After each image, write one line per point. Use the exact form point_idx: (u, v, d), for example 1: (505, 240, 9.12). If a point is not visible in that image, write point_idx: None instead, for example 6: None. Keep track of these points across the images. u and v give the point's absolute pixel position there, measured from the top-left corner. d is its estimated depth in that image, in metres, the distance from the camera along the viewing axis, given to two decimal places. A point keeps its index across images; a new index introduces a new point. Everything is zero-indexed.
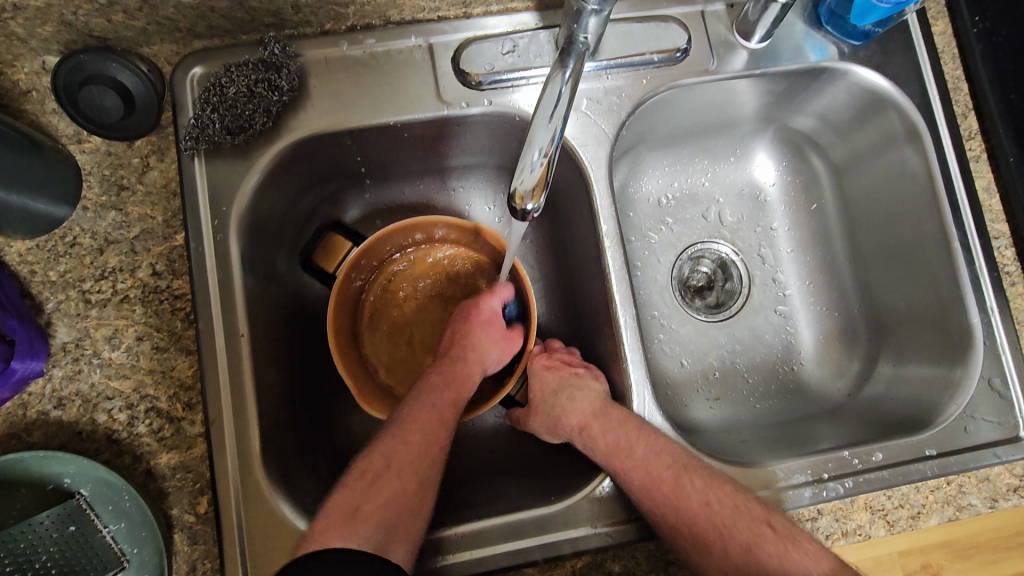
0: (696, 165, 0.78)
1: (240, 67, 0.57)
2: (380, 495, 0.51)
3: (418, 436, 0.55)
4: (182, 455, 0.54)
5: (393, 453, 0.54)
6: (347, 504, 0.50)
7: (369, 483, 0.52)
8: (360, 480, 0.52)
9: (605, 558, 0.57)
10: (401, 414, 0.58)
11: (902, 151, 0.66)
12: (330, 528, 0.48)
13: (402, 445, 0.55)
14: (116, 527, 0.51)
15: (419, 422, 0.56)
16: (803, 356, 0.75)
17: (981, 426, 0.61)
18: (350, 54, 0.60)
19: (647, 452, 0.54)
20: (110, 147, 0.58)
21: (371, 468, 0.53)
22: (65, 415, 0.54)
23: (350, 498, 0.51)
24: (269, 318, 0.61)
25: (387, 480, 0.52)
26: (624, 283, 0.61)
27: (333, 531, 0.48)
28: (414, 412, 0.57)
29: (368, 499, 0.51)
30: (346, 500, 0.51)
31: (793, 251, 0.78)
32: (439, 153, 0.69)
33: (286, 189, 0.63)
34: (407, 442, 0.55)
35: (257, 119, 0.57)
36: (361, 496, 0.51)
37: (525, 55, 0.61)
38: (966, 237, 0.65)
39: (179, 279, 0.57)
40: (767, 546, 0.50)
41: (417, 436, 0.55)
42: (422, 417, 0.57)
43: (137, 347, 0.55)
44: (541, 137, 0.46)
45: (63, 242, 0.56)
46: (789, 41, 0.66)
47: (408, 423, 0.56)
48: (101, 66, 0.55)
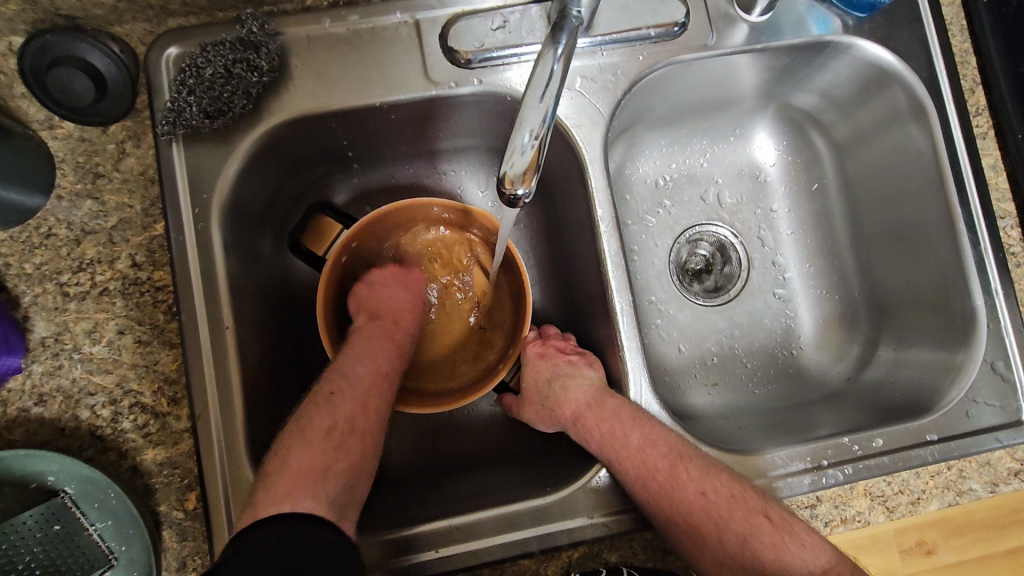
0: (694, 145, 0.76)
1: (216, 47, 0.54)
2: (344, 459, 0.52)
3: (368, 394, 0.56)
4: (169, 450, 0.53)
5: (353, 416, 0.54)
6: (315, 464, 0.50)
7: (335, 444, 0.52)
8: (320, 438, 0.52)
9: (602, 549, 0.56)
10: (342, 376, 0.56)
11: (906, 129, 0.64)
12: (295, 488, 0.48)
13: (361, 409, 0.55)
14: (102, 525, 0.50)
15: (362, 378, 0.56)
16: (803, 340, 0.74)
17: (982, 411, 0.60)
18: (333, 32, 0.58)
19: (643, 440, 0.53)
20: (84, 133, 0.55)
21: (332, 426, 0.53)
22: (46, 412, 0.52)
23: (311, 458, 0.50)
24: (256, 309, 0.60)
25: (353, 443, 0.53)
26: (619, 268, 0.59)
27: (299, 490, 0.48)
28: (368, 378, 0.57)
29: (336, 459, 0.51)
30: (311, 459, 0.50)
31: (793, 232, 0.76)
32: (429, 135, 0.66)
33: (270, 174, 0.61)
34: (366, 406, 0.55)
35: (236, 102, 0.54)
36: (326, 459, 0.51)
37: (517, 30, 0.58)
38: (972, 219, 0.63)
39: (160, 270, 0.55)
40: (763, 538, 0.49)
41: (375, 399, 0.56)
42: (368, 379, 0.57)
43: (119, 341, 0.54)
44: (532, 118, 0.43)
45: (39, 233, 0.54)
46: (792, 13, 0.63)
47: (355, 387, 0.56)
48: (69, 47, 0.53)
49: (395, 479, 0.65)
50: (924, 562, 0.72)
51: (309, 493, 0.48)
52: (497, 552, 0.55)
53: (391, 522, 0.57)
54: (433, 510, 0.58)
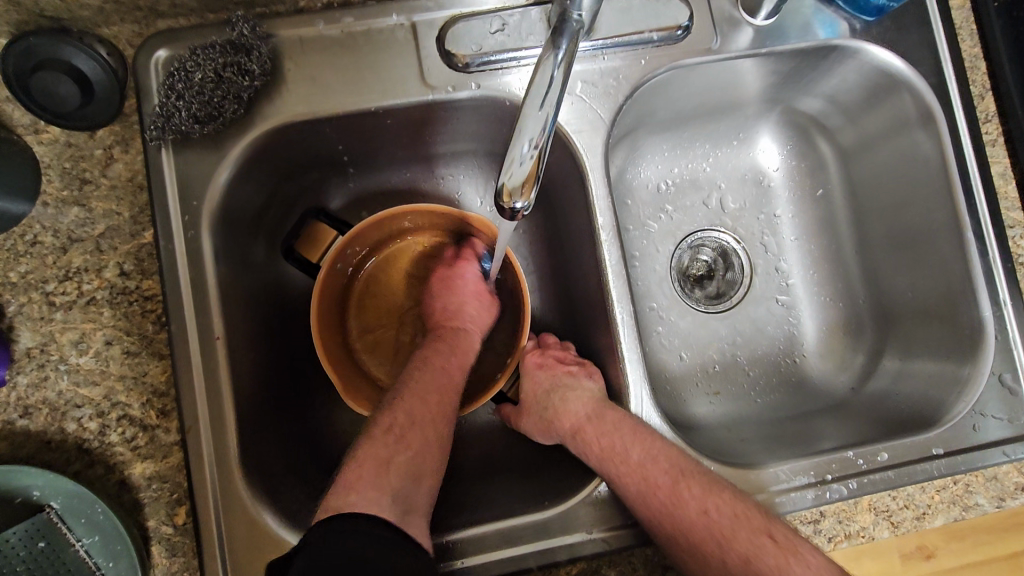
0: (697, 149, 0.75)
1: (207, 50, 0.53)
2: (404, 450, 0.50)
3: (423, 392, 0.55)
4: (158, 464, 0.52)
5: (414, 410, 0.53)
6: (377, 457, 0.49)
7: (394, 437, 0.51)
8: (383, 433, 0.51)
9: (601, 565, 0.55)
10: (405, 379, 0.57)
11: (914, 135, 0.63)
12: (360, 479, 0.47)
13: (421, 403, 0.54)
14: (89, 540, 0.49)
15: (420, 378, 0.56)
16: (806, 348, 0.73)
17: (989, 424, 0.59)
18: (327, 34, 0.56)
19: (643, 455, 0.52)
20: (70, 138, 0.54)
21: (391, 423, 0.52)
22: (31, 425, 0.51)
23: (375, 452, 0.49)
24: (248, 317, 0.58)
25: (413, 435, 0.51)
26: (620, 277, 0.58)
27: (364, 480, 0.47)
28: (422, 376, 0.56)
29: (396, 452, 0.50)
30: (374, 453, 0.49)
31: (797, 238, 0.75)
32: (427, 139, 0.65)
33: (264, 180, 0.59)
34: (424, 400, 0.54)
35: (227, 106, 0.53)
36: (389, 451, 0.50)
37: (516, 33, 0.57)
38: (980, 228, 0.61)
39: (149, 279, 0.53)
40: (767, 559, 0.47)
41: (429, 398, 0.55)
42: (427, 378, 0.56)
43: (106, 352, 0.52)
44: (532, 128, 0.42)
45: (23, 240, 0.53)
46: (798, 16, 0.61)
47: (416, 384, 0.55)
48: (54, 51, 0.51)
49: None
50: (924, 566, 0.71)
51: (371, 485, 0.47)
52: (496, 568, 0.54)
53: None
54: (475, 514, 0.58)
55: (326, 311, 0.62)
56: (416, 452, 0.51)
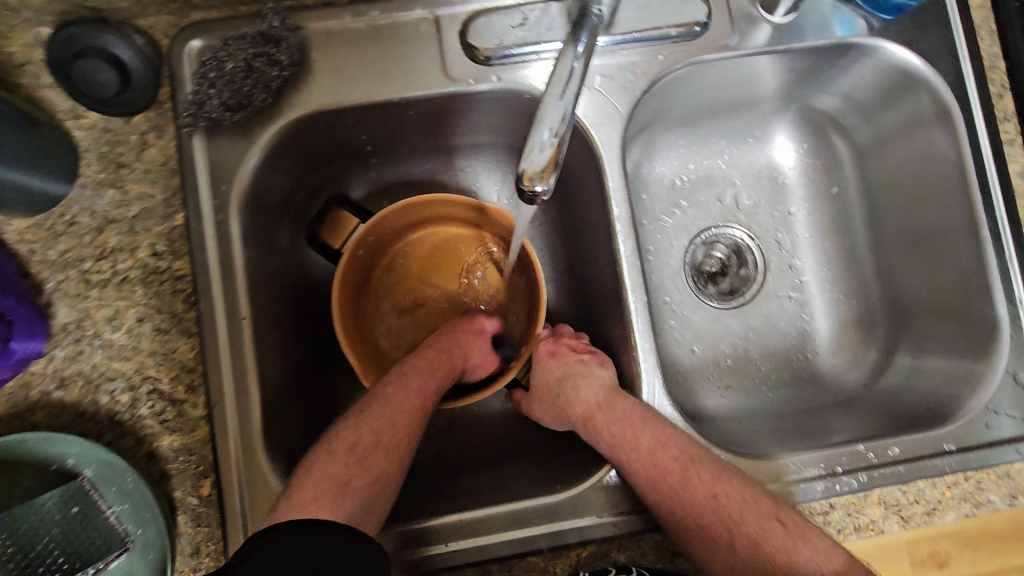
0: (712, 146, 0.76)
1: (239, 40, 0.55)
2: (363, 471, 0.51)
3: (392, 414, 0.55)
4: (185, 437, 0.54)
5: (380, 432, 0.53)
6: (337, 476, 0.50)
7: (355, 458, 0.51)
8: (346, 450, 0.52)
9: (611, 548, 0.56)
10: (376, 394, 0.56)
11: (931, 133, 0.63)
12: (316, 497, 0.48)
13: (389, 424, 0.54)
14: (119, 508, 0.51)
15: (393, 397, 0.56)
16: (819, 344, 0.73)
17: (1002, 422, 0.59)
18: (353, 27, 0.58)
19: (653, 442, 0.53)
20: (107, 124, 0.56)
21: (357, 441, 0.53)
22: (67, 396, 0.53)
23: (332, 471, 0.50)
24: (273, 300, 0.60)
25: (374, 457, 0.52)
26: (634, 268, 0.59)
27: (318, 499, 0.48)
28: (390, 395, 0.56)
29: (352, 474, 0.51)
30: (331, 473, 0.50)
31: (811, 236, 0.75)
32: (447, 131, 0.66)
33: (290, 168, 0.61)
34: (392, 424, 0.54)
35: (257, 95, 0.55)
36: (349, 471, 0.51)
37: (537, 28, 0.58)
38: (996, 226, 0.61)
39: (180, 260, 0.56)
40: (775, 541, 0.49)
41: (397, 418, 0.55)
42: (400, 398, 0.56)
43: (138, 329, 0.54)
44: (551, 116, 0.43)
45: (62, 220, 0.55)
46: (815, 14, 0.62)
47: (387, 404, 0.55)
48: (94, 40, 0.53)
49: None
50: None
51: (326, 502, 0.48)
52: (507, 548, 0.55)
53: (418, 514, 0.57)
54: (440, 505, 0.59)
55: (348, 298, 0.64)
56: (372, 472, 0.52)
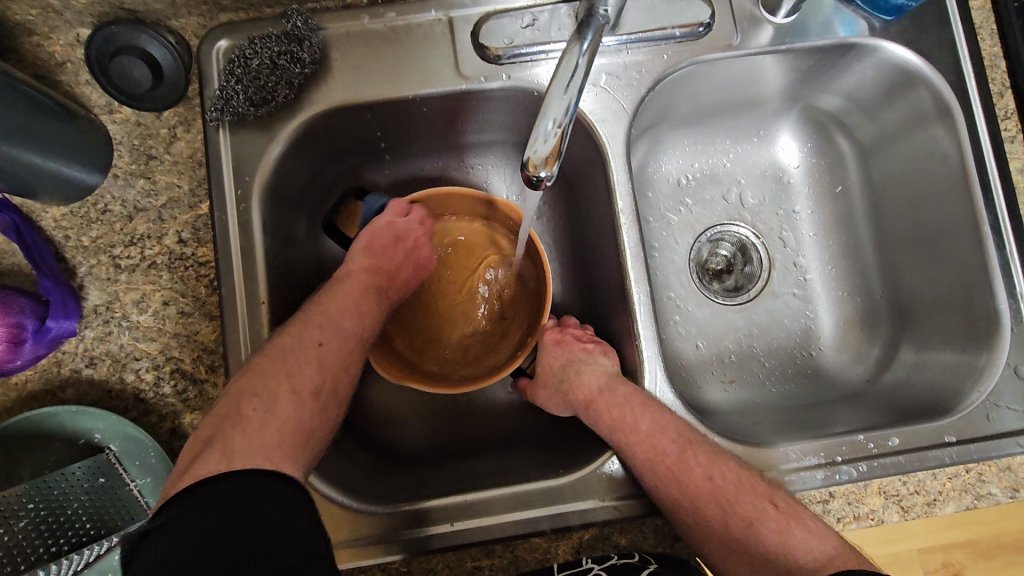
0: (717, 145, 0.77)
1: (264, 39, 0.58)
2: (319, 412, 0.53)
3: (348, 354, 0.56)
4: (205, 415, 0.56)
5: (336, 378, 0.55)
6: (298, 425, 0.51)
7: (314, 401, 0.53)
8: (309, 394, 0.52)
9: (612, 531, 0.57)
10: (330, 326, 0.56)
11: (932, 131, 0.64)
12: (280, 445, 0.49)
13: (344, 368, 0.56)
14: (142, 481, 0.53)
15: (345, 336, 0.57)
16: (823, 341, 0.74)
17: (1004, 415, 0.60)
18: (371, 28, 0.61)
19: (651, 425, 0.54)
20: (139, 118, 0.60)
21: (319, 386, 0.53)
22: (95, 374, 0.56)
23: (293, 416, 0.51)
24: (289, 289, 0.63)
25: (329, 395, 0.54)
26: (638, 259, 0.61)
27: (284, 448, 0.48)
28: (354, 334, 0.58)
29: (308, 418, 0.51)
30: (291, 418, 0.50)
31: (816, 234, 0.76)
32: (458, 128, 0.69)
33: (307, 162, 0.64)
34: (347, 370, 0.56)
35: (280, 91, 0.58)
36: (312, 419, 0.52)
37: (546, 29, 0.61)
38: (997, 221, 0.62)
39: (204, 247, 0.59)
40: (769, 523, 0.50)
41: (351, 358, 0.57)
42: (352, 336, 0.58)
43: (164, 311, 0.57)
44: (555, 107, 0.45)
45: (96, 208, 0.58)
46: (818, 15, 0.64)
47: (344, 342, 0.56)
48: (131, 38, 0.58)
49: (413, 456, 0.67)
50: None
51: (283, 449, 0.48)
52: (509, 529, 0.57)
53: (425, 493, 0.59)
54: (431, 488, 0.60)
55: None
56: (326, 411, 0.53)
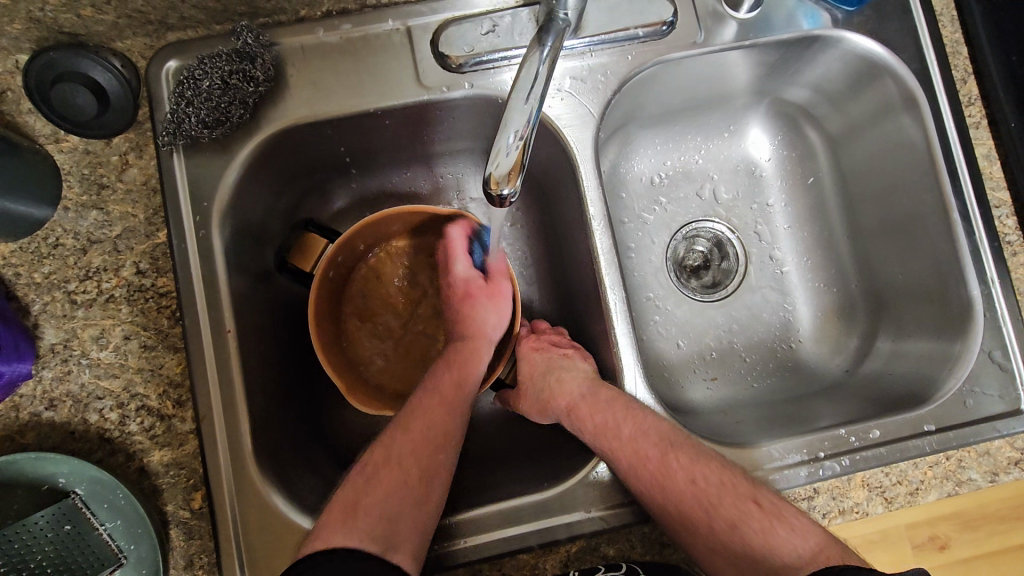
0: (688, 142, 0.77)
1: (215, 59, 0.56)
2: (377, 488, 0.50)
3: (427, 435, 0.54)
4: (175, 451, 0.55)
5: (394, 446, 0.53)
6: (346, 502, 0.49)
7: (367, 478, 0.51)
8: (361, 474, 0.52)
9: (600, 542, 0.57)
10: (410, 413, 0.56)
11: (899, 120, 0.64)
12: (332, 526, 0.47)
13: (404, 435, 0.54)
14: (112, 525, 0.51)
15: (425, 408, 0.56)
16: (802, 333, 0.74)
17: (981, 400, 0.60)
18: (326, 41, 0.59)
19: (634, 431, 0.54)
20: (88, 146, 0.57)
21: (378, 461, 0.52)
22: (56, 416, 0.54)
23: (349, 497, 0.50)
24: (258, 314, 0.61)
25: (387, 472, 0.51)
26: (613, 265, 0.60)
27: (334, 526, 0.47)
28: (412, 408, 0.56)
29: (365, 494, 0.50)
30: (345, 499, 0.50)
31: (790, 226, 0.76)
32: (425, 139, 0.67)
33: (270, 182, 0.62)
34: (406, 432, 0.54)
35: (234, 111, 0.56)
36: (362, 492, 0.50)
37: (506, 34, 0.59)
38: (966, 208, 0.63)
39: (164, 277, 0.56)
40: (752, 522, 0.49)
41: (433, 433, 0.54)
42: (429, 403, 0.56)
43: (125, 346, 0.55)
44: (516, 119, 0.44)
45: (47, 243, 0.56)
46: (781, 9, 0.63)
47: (421, 415, 0.55)
48: (73, 64, 0.55)
49: None
50: (935, 557, 0.72)
51: (341, 526, 0.47)
52: (497, 547, 0.56)
53: None
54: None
55: (325, 317, 0.64)
56: (393, 492, 0.50)
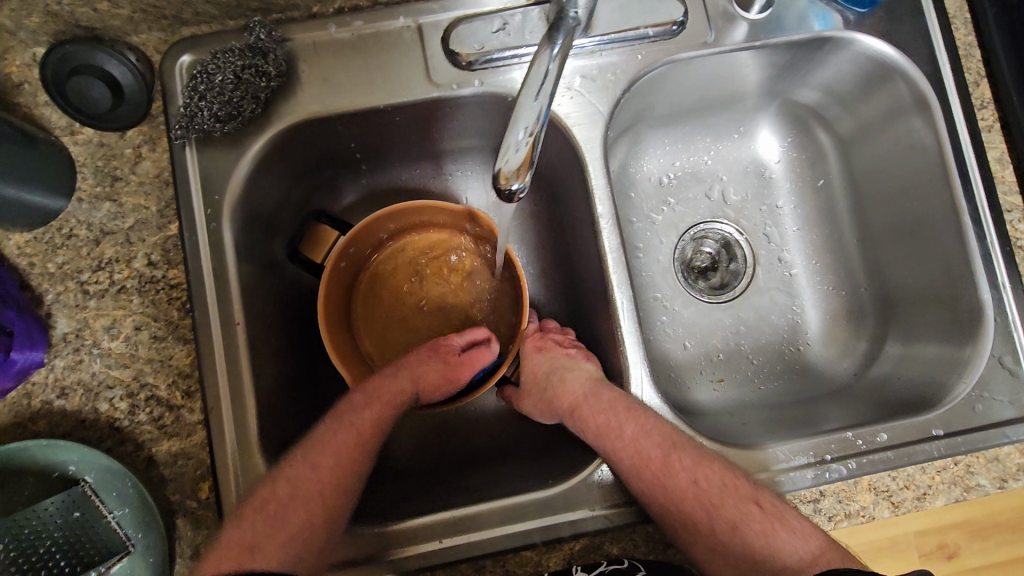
0: (697, 143, 0.77)
1: (227, 54, 0.56)
2: (279, 530, 0.50)
3: (332, 476, 0.53)
4: (183, 441, 0.55)
5: (301, 482, 0.52)
6: (242, 542, 0.49)
7: (270, 518, 0.50)
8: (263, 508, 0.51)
9: (604, 541, 0.57)
10: (314, 447, 0.54)
11: (911, 122, 0.64)
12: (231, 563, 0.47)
13: (310, 470, 0.53)
14: (120, 513, 0.52)
15: (335, 446, 0.54)
16: (810, 336, 0.74)
17: (990, 405, 0.60)
18: (338, 37, 0.59)
19: (637, 431, 0.54)
20: (103, 139, 0.58)
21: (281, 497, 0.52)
22: (68, 405, 0.55)
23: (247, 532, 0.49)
24: (267, 307, 0.62)
25: (291, 511, 0.51)
26: (620, 265, 0.60)
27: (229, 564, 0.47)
28: (319, 441, 0.54)
29: (263, 535, 0.50)
30: (241, 537, 0.49)
31: (799, 229, 0.76)
32: (434, 136, 0.68)
33: (280, 177, 0.63)
34: (315, 470, 0.53)
35: (246, 106, 0.56)
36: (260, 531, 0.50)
37: (516, 33, 0.60)
38: (977, 211, 0.62)
39: (175, 269, 0.57)
40: (753, 524, 0.50)
41: (338, 474, 0.53)
42: (338, 442, 0.54)
43: (135, 336, 0.56)
44: (526, 116, 0.44)
45: (61, 233, 0.57)
46: (792, 10, 0.63)
47: (325, 454, 0.53)
48: (88, 57, 0.55)
49: (398, 469, 0.66)
50: (942, 565, 0.71)
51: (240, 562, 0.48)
52: (501, 544, 0.56)
53: (411, 511, 0.58)
54: (420, 507, 0.59)
55: (335, 309, 0.65)
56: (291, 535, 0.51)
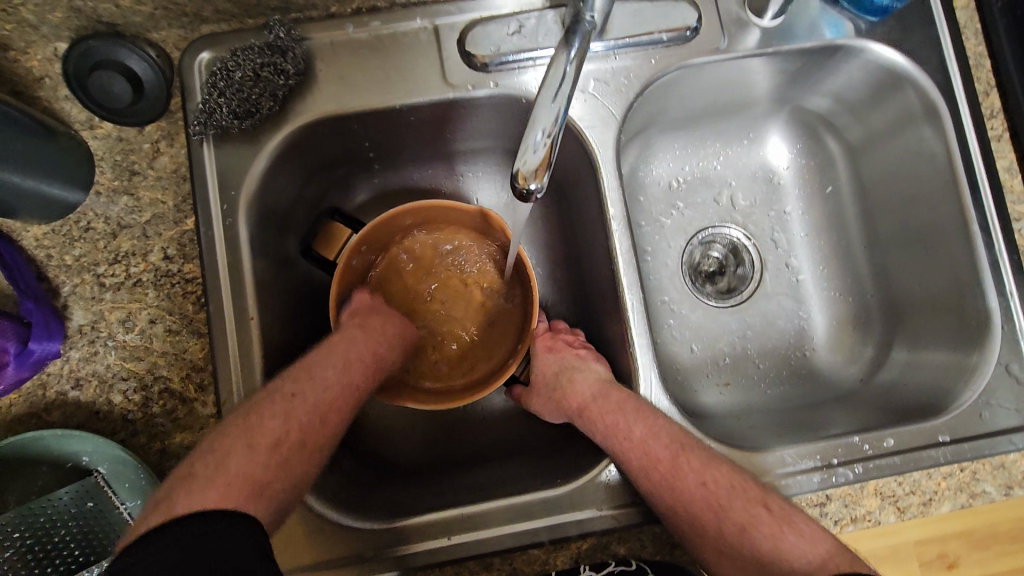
0: (707, 148, 0.77)
1: (246, 51, 0.57)
2: (287, 469, 0.48)
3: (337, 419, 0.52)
4: (195, 435, 0.55)
5: (311, 421, 0.50)
6: (255, 479, 0.46)
7: (283, 457, 0.48)
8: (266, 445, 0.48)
9: (611, 541, 0.58)
10: (321, 386, 0.52)
11: (920, 131, 0.65)
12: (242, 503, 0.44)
13: (320, 412, 0.51)
14: (132, 504, 0.52)
15: (347, 391, 0.53)
16: (816, 342, 0.74)
17: (996, 413, 0.60)
18: (356, 37, 0.60)
19: (645, 432, 0.54)
20: (122, 133, 0.59)
21: (284, 438, 0.48)
22: (82, 396, 0.55)
23: (250, 468, 0.46)
24: (280, 303, 0.62)
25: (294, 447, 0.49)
26: (631, 267, 0.61)
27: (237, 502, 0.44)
28: (326, 382, 0.53)
29: (268, 468, 0.47)
30: (249, 472, 0.46)
31: (806, 235, 0.76)
32: (448, 137, 0.68)
33: (295, 174, 0.63)
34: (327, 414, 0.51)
35: (264, 104, 0.57)
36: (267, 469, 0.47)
37: (531, 36, 0.60)
38: (986, 220, 0.63)
39: (190, 263, 0.58)
40: (762, 527, 0.49)
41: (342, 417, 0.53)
42: (349, 386, 0.54)
43: (150, 329, 0.56)
44: (545, 117, 0.45)
45: (78, 227, 0.57)
46: (805, 18, 0.64)
47: (333, 394, 0.52)
48: (109, 53, 0.56)
49: (407, 467, 0.67)
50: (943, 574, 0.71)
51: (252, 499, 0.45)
52: (509, 542, 0.56)
53: (419, 508, 0.59)
54: (429, 503, 0.60)
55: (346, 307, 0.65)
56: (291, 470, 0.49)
